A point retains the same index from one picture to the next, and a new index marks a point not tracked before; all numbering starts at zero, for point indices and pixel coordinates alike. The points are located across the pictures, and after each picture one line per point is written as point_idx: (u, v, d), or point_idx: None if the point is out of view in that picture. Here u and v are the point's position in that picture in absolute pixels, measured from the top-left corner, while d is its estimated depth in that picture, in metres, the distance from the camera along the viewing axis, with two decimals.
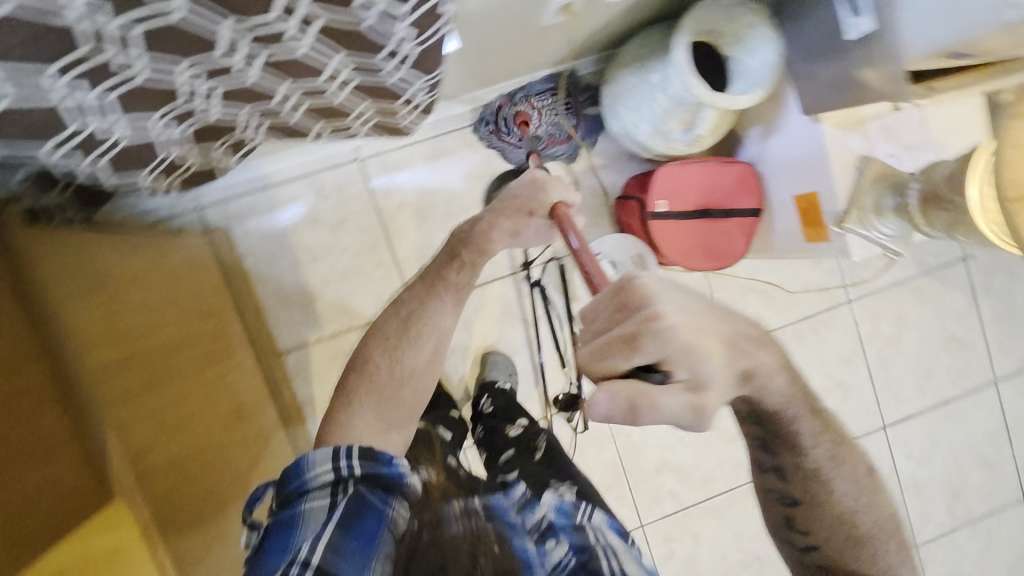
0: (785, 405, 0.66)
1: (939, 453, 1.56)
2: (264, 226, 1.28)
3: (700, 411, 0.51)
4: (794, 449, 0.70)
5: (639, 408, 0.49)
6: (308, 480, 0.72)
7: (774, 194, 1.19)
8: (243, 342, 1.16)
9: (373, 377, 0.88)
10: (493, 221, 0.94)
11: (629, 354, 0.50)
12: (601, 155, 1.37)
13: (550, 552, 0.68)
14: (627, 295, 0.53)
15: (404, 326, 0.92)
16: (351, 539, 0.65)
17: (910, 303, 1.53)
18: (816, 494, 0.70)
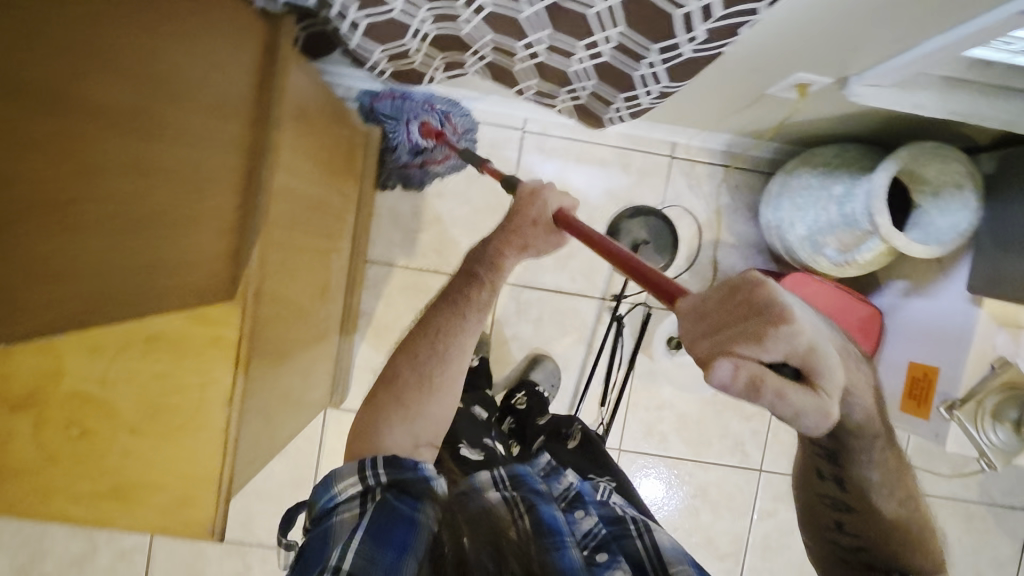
0: (867, 422, 0.63)
1: None
2: None
3: (823, 415, 0.46)
4: (864, 460, 0.65)
5: (768, 396, 0.42)
6: (336, 495, 0.76)
7: (890, 352, 1.16)
8: (349, 233, 1.21)
9: (398, 393, 0.83)
10: (505, 238, 0.89)
11: (761, 348, 0.43)
12: (735, 235, 1.37)
13: (579, 521, 0.77)
14: (756, 291, 0.45)
15: (433, 345, 0.86)
16: (383, 548, 0.67)
17: (956, 523, 1.45)
18: (872, 503, 0.67)
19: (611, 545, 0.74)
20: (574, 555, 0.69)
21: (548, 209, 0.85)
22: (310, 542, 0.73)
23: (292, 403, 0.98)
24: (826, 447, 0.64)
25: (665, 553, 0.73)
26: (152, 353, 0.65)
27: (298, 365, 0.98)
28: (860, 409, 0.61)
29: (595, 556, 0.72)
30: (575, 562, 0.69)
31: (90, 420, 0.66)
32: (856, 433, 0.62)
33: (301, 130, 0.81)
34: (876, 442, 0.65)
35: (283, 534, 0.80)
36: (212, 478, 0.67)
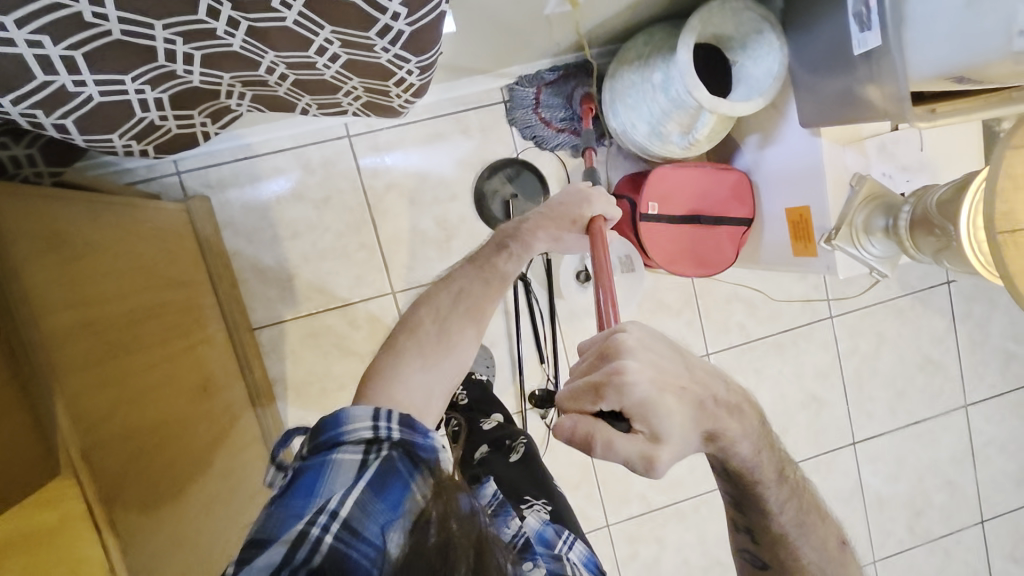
0: (757, 469, 0.65)
1: (904, 474, 1.58)
2: (246, 196, 1.24)
3: (656, 463, 0.52)
4: (763, 514, 0.69)
5: (598, 449, 0.52)
6: (346, 433, 0.68)
7: (766, 207, 1.18)
8: (216, 317, 1.13)
9: (421, 339, 0.84)
10: (539, 224, 0.95)
11: (597, 401, 0.53)
12: (596, 151, 1.35)
13: (529, 574, 0.70)
14: (609, 349, 0.56)
15: (453, 302, 0.89)
16: (378, 501, 0.62)
17: (891, 323, 1.54)
18: (785, 562, 0.69)
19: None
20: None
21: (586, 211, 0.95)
22: (304, 470, 0.66)
23: (221, 507, 0.94)
24: (729, 493, 0.69)
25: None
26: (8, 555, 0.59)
27: (208, 471, 0.93)
28: (745, 455, 0.63)
29: None
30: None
31: None
32: (743, 479, 0.66)
33: (69, 255, 0.73)
34: (768, 493, 0.67)
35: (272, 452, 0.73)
36: None
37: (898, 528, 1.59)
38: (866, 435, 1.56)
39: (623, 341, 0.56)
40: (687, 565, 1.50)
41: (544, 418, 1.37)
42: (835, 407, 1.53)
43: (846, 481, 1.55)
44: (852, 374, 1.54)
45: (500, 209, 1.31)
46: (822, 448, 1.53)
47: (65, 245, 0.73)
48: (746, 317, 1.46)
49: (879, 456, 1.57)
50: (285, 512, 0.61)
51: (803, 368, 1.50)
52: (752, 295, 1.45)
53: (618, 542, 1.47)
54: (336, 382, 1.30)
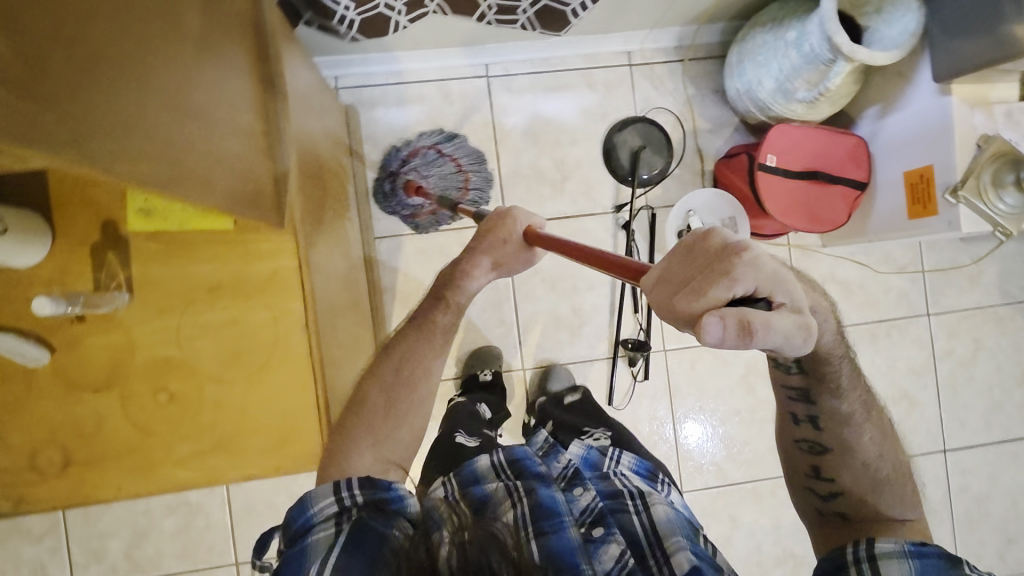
0: (833, 351, 0.72)
1: (997, 493, 1.52)
2: (389, 117, 1.36)
3: (805, 328, 0.55)
4: (833, 392, 0.74)
5: (760, 327, 0.50)
6: (311, 514, 0.63)
7: (882, 173, 1.22)
8: (353, 210, 1.24)
9: (364, 420, 0.72)
10: (472, 256, 0.82)
11: (732, 282, 0.51)
12: (708, 120, 1.44)
13: (577, 498, 0.73)
14: (706, 242, 0.53)
15: (393, 371, 0.76)
16: (361, 562, 0.56)
17: (989, 329, 1.51)
18: (847, 441, 0.75)
19: (607, 518, 0.70)
20: (572, 536, 0.67)
21: (518, 228, 0.81)
22: (284, 562, 0.60)
23: (345, 365, 1.00)
24: (796, 382, 0.74)
25: (659, 525, 0.70)
26: (219, 299, 0.68)
27: (339, 330, 1.00)
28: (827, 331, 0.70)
29: (593, 532, 0.68)
30: (573, 542, 0.66)
31: (174, 383, 0.67)
32: (820, 359, 0.71)
33: (294, 87, 0.86)
34: (842, 371, 0.74)
35: (254, 556, 0.70)
36: (309, 405, 0.69)
37: (987, 551, 1.51)
38: (958, 444, 1.50)
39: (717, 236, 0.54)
40: (759, 551, 1.45)
41: (632, 365, 1.41)
42: (927, 409, 1.49)
43: (935, 489, 1.49)
44: (946, 377, 1.50)
45: (627, 159, 1.39)
46: (911, 450, 1.48)
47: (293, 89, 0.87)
48: (841, 301, 1.47)
49: (970, 469, 1.51)
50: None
51: (895, 362, 1.48)
52: (847, 280, 1.47)
53: (691, 512, 1.44)
54: None
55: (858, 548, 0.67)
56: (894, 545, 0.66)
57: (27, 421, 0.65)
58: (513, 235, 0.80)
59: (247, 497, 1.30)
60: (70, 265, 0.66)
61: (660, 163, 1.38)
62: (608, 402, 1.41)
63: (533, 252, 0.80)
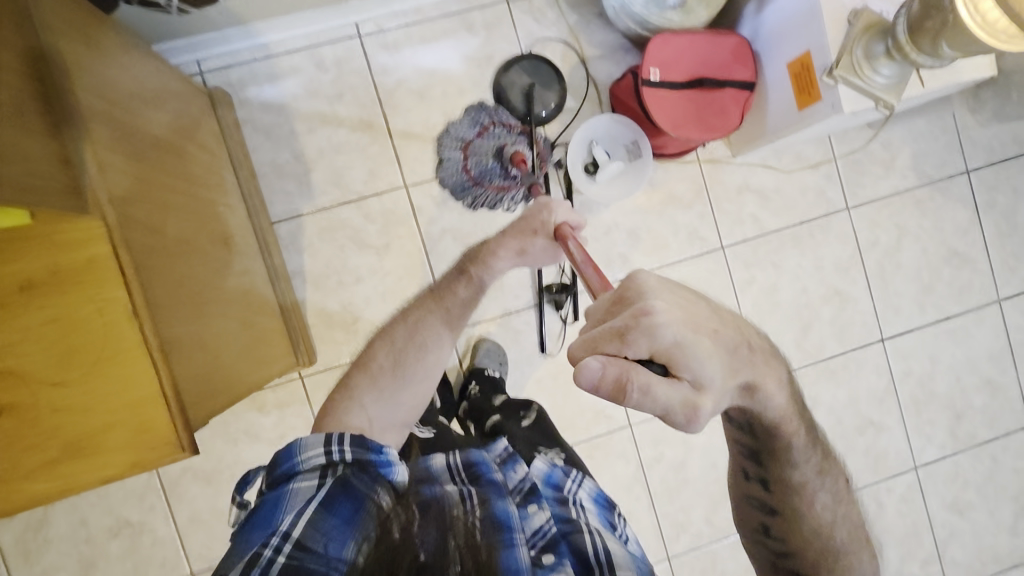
0: (782, 419, 0.66)
1: (938, 372, 1.54)
2: (264, 95, 1.30)
3: (692, 409, 0.49)
4: (782, 461, 0.71)
5: (635, 393, 0.47)
6: (299, 462, 0.76)
7: (767, 70, 1.19)
8: (235, 192, 1.19)
9: (376, 375, 0.95)
10: (501, 240, 1.04)
11: (623, 343, 0.50)
12: (597, 46, 1.39)
13: (531, 517, 0.72)
14: (624, 293, 0.54)
15: (409, 336, 1.00)
16: (330, 517, 0.67)
17: (910, 213, 1.51)
18: (797, 507, 0.72)
19: (560, 545, 0.69)
20: (521, 554, 0.63)
21: (552, 219, 0.99)
22: (265, 502, 0.73)
23: (240, 350, 0.96)
24: (745, 444, 0.71)
25: (614, 556, 0.69)
26: (35, 297, 0.63)
27: (229, 314, 0.95)
28: (775, 407, 0.64)
29: (542, 557, 0.66)
30: (522, 562, 0.62)
31: (2, 394, 0.63)
32: (769, 433, 0.67)
33: (103, 61, 0.79)
34: (795, 441, 0.69)
35: (237, 494, 0.80)
36: (155, 394, 0.65)
37: (937, 430, 1.54)
38: (895, 331, 1.52)
39: (639, 284, 0.54)
40: (715, 468, 1.46)
41: (559, 310, 1.40)
42: (859, 302, 1.50)
43: (879, 378, 1.51)
44: (874, 267, 1.50)
45: (520, 100, 1.34)
46: (849, 345, 1.49)
47: (108, 65, 0.80)
48: (760, 210, 1.46)
49: (910, 354, 1.52)
50: (245, 540, 0.68)
51: (823, 261, 1.48)
52: (762, 187, 1.46)
53: (643, 443, 1.44)
54: (353, 276, 1.33)
55: None
56: None
57: None
58: (540, 227, 1.00)
59: (190, 507, 1.27)
60: None
61: (554, 97, 1.34)
62: (541, 350, 1.40)
63: (555, 248, 1.01)
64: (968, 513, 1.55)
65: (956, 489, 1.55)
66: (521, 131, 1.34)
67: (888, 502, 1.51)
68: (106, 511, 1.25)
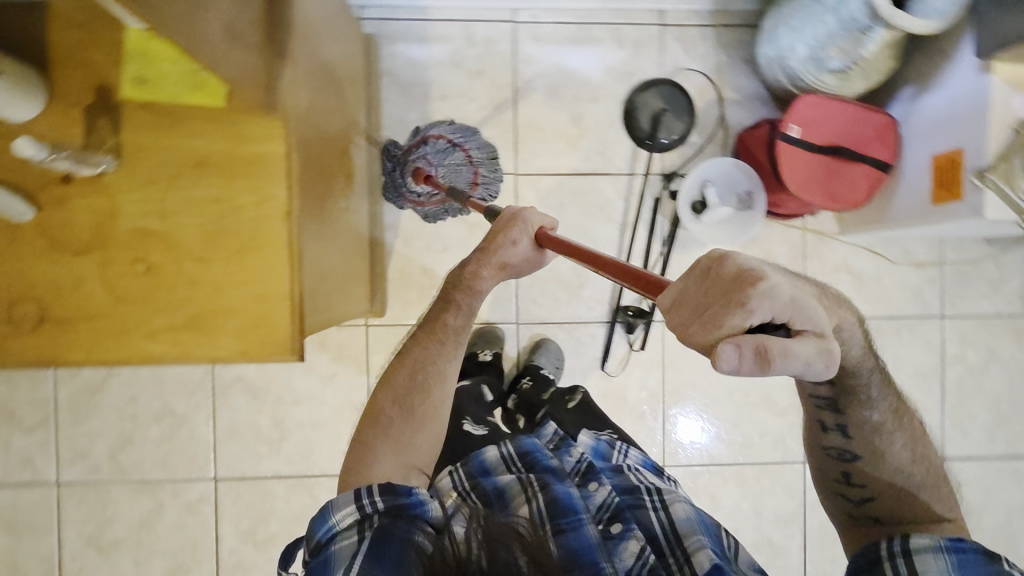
0: (861, 363, 0.69)
1: (992, 508, 1.47)
2: (410, 53, 1.35)
3: (829, 355, 0.52)
4: (863, 404, 0.72)
5: (778, 356, 0.47)
6: (334, 525, 0.68)
7: (908, 156, 1.18)
8: (363, 138, 1.23)
9: (385, 424, 0.88)
10: (480, 263, 0.94)
11: (748, 312, 0.48)
12: (736, 91, 1.39)
13: (593, 493, 0.69)
14: (721, 267, 0.51)
15: (410, 377, 0.92)
16: (378, 570, 0.59)
17: (1006, 339, 1.45)
18: (878, 449, 0.73)
19: (625, 513, 0.67)
20: (591, 532, 0.63)
21: (529, 229, 0.91)
22: (310, 572, 0.65)
23: (336, 284, 0.98)
24: (825, 394, 0.72)
25: (679, 524, 0.66)
26: (205, 175, 0.67)
27: (338, 247, 0.98)
28: (854, 339, 0.67)
29: (610, 527, 0.65)
30: (592, 539, 0.62)
31: (151, 254, 0.66)
32: (850, 373, 0.69)
33: None
34: (872, 382, 0.71)
35: (282, 569, 0.72)
36: (283, 294, 0.68)
37: None
38: (957, 453, 1.45)
39: (731, 260, 0.51)
40: (735, 534, 1.42)
41: (629, 335, 1.40)
42: (929, 413, 1.45)
43: None
44: (954, 382, 1.45)
45: (647, 121, 1.34)
46: None
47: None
48: (852, 292, 1.42)
49: (967, 481, 1.46)
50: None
51: (902, 361, 1.44)
52: (861, 271, 1.42)
53: None
54: (441, 244, 1.36)
55: (893, 543, 0.69)
56: (931, 540, 0.68)
57: (9, 273, 0.66)
58: (521, 239, 0.90)
59: (231, 415, 1.31)
60: (60, 125, 0.65)
61: (680, 128, 1.34)
62: (602, 366, 1.40)
63: (542, 253, 0.92)
64: None
65: None
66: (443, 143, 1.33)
67: None
68: (156, 395, 1.30)
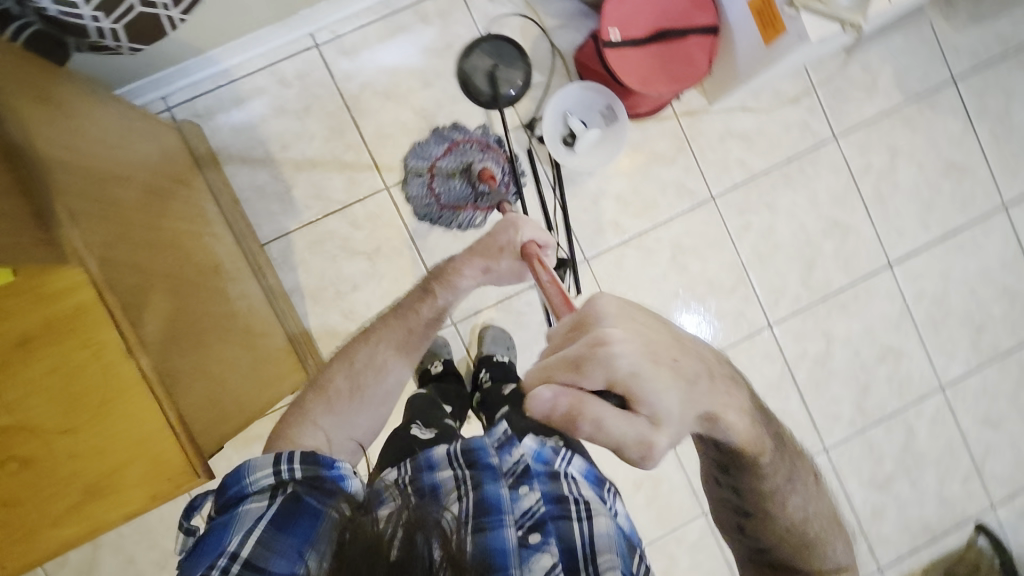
0: (747, 444, 0.67)
1: (952, 288, 1.51)
2: (233, 120, 1.30)
3: (646, 445, 0.54)
4: (753, 472, 0.70)
5: (584, 425, 0.52)
6: (247, 485, 0.71)
7: (728, 11, 1.16)
8: (220, 219, 1.19)
9: (329, 398, 0.90)
10: (466, 258, 0.98)
11: (581, 375, 0.53)
12: (555, 16, 1.37)
13: (522, 498, 0.71)
14: (586, 320, 0.57)
15: (370, 356, 0.94)
16: (286, 536, 0.65)
17: (901, 132, 1.47)
18: (771, 511, 0.73)
19: (547, 525, 0.69)
20: (509, 535, 0.64)
21: (519, 238, 0.94)
22: (212, 528, 0.69)
23: (246, 373, 0.98)
24: (717, 458, 0.71)
25: (598, 541, 0.69)
26: (37, 350, 0.65)
27: (231, 340, 0.96)
28: (735, 430, 0.64)
29: (529, 538, 0.67)
30: (509, 542, 0.63)
31: (19, 449, 0.65)
32: (746, 453, 0.68)
33: (60, 113, 0.79)
34: (768, 455, 0.70)
35: (182, 519, 0.72)
36: (163, 427, 0.67)
37: (959, 345, 1.52)
38: (901, 255, 1.49)
39: (598, 312, 0.57)
40: None
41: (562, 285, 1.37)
42: (861, 230, 1.47)
43: (893, 304, 1.49)
44: (871, 192, 1.47)
45: (485, 83, 1.34)
46: (856, 275, 1.47)
47: (69, 115, 0.81)
48: (745, 153, 1.43)
49: (921, 274, 1.50)
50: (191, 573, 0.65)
51: (818, 195, 1.46)
52: (745, 130, 1.43)
53: None
54: (350, 284, 1.34)
55: None
56: None
57: None
58: (509, 244, 0.95)
59: None
60: None
61: (519, 74, 1.34)
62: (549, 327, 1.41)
63: (523, 268, 0.97)
64: (1001, 424, 1.54)
65: (987, 402, 1.53)
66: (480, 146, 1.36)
67: (918, 425, 1.50)
68: (152, 544, 1.29)
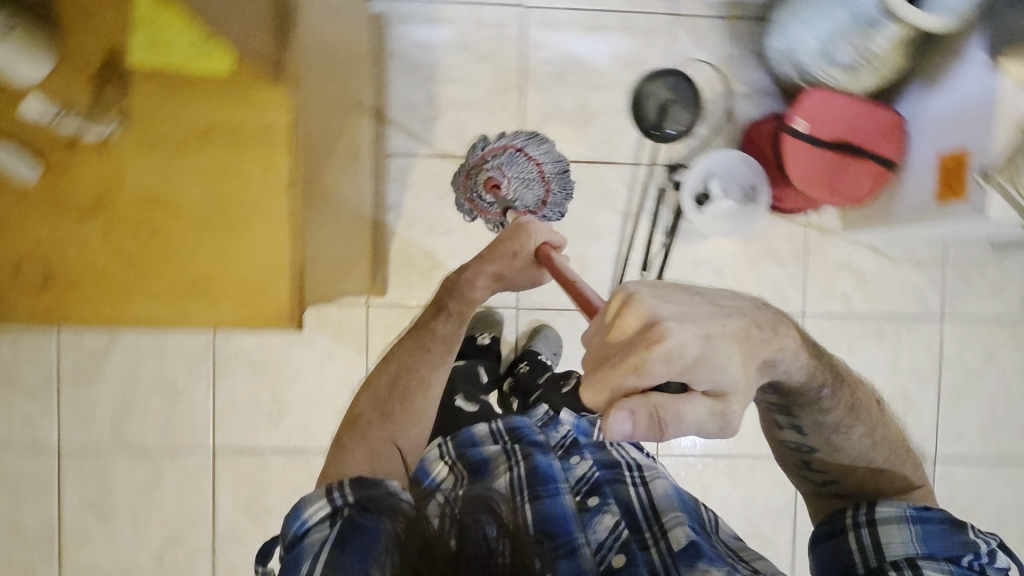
0: (811, 381, 0.70)
1: (983, 509, 1.47)
2: (419, 35, 1.35)
3: (726, 418, 0.49)
4: (813, 407, 0.74)
5: (671, 426, 0.46)
6: (306, 521, 0.69)
7: (915, 156, 1.17)
8: (367, 113, 1.23)
9: (363, 431, 0.85)
10: (477, 267, 0.91)
11: (642, 375, 0.47)
12: (744, 84, 1.39)
13: (574, 467, 0.79)
14: (624, 317, 0.50)
15: (394, 381, 0.90)
16: (347, 555, 0.62)
17: (1005, 343, 1.45)
18: (835, 443, 0.75)
19: (603, 488, 0.76)
20: (566, 501, 0.71)
21: (530, 244, 0.88)
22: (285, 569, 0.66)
23: (337, 255, 1.00)
24: (777, 401, 0.75)
25: (658, 503, 0.75)
26: (209, 145, 0.67)
27: (340, 218, 0.98)
28: (796, 372, 0.67)
29: (587, 500, 0.75)
30: (567, 508, 0.71)
31: (154, 219, 0.68)
32: (801, 391, 0.71)
33: None
34: (824, 390, 0.72)
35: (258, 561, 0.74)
36: (282, 263, 0.70)
37: None
38: (950, 455, 1.46)
39: (637, 307, 0.51)
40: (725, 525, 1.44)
41: None
42: (923, 413, 1.45)
43: None
44: (950, 384, 1.45)
45: (654, 111, 1.34)
46: None
47: None
48: (852, 290, 1.43)
49: (959, 482, 1.46)
50: None
51: (899, 361, 1.44)
52: (863, 269, 1.42)
53: None
54: (444, 227, 1.36)
55: (858, 513, 0.73)
56: (896, 511, 0.72)
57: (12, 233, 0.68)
58: (521, 250, 0.88)
59: (231, 386, 1.33)
60: (68, 87, 0.63)
61: (686, 118, 1.33)
62: None
63: (538, 271, 0.89)
64: None
65: None
66: (503, 152, 1.27)
67: None
68: (159, 364, 1.32)
